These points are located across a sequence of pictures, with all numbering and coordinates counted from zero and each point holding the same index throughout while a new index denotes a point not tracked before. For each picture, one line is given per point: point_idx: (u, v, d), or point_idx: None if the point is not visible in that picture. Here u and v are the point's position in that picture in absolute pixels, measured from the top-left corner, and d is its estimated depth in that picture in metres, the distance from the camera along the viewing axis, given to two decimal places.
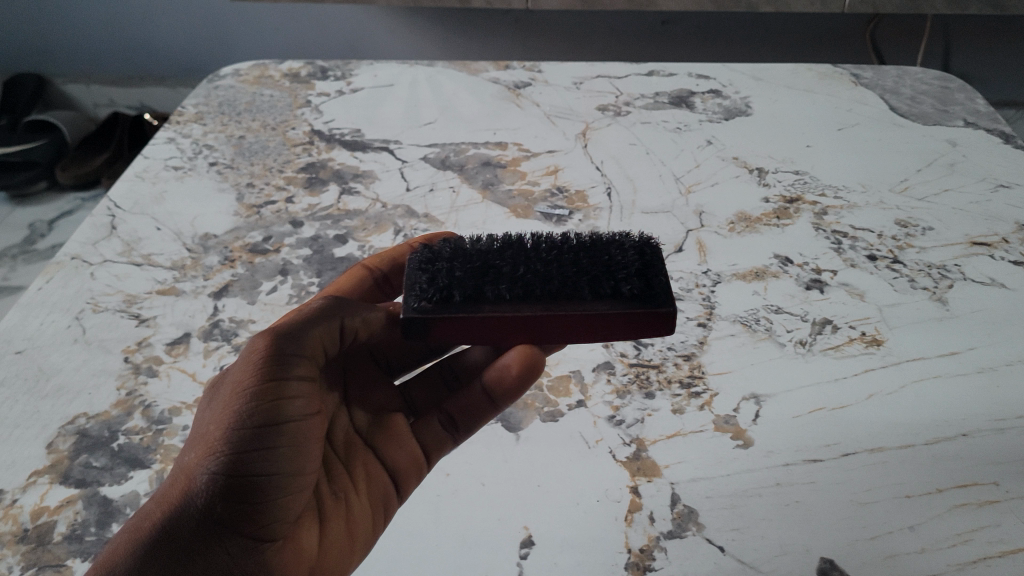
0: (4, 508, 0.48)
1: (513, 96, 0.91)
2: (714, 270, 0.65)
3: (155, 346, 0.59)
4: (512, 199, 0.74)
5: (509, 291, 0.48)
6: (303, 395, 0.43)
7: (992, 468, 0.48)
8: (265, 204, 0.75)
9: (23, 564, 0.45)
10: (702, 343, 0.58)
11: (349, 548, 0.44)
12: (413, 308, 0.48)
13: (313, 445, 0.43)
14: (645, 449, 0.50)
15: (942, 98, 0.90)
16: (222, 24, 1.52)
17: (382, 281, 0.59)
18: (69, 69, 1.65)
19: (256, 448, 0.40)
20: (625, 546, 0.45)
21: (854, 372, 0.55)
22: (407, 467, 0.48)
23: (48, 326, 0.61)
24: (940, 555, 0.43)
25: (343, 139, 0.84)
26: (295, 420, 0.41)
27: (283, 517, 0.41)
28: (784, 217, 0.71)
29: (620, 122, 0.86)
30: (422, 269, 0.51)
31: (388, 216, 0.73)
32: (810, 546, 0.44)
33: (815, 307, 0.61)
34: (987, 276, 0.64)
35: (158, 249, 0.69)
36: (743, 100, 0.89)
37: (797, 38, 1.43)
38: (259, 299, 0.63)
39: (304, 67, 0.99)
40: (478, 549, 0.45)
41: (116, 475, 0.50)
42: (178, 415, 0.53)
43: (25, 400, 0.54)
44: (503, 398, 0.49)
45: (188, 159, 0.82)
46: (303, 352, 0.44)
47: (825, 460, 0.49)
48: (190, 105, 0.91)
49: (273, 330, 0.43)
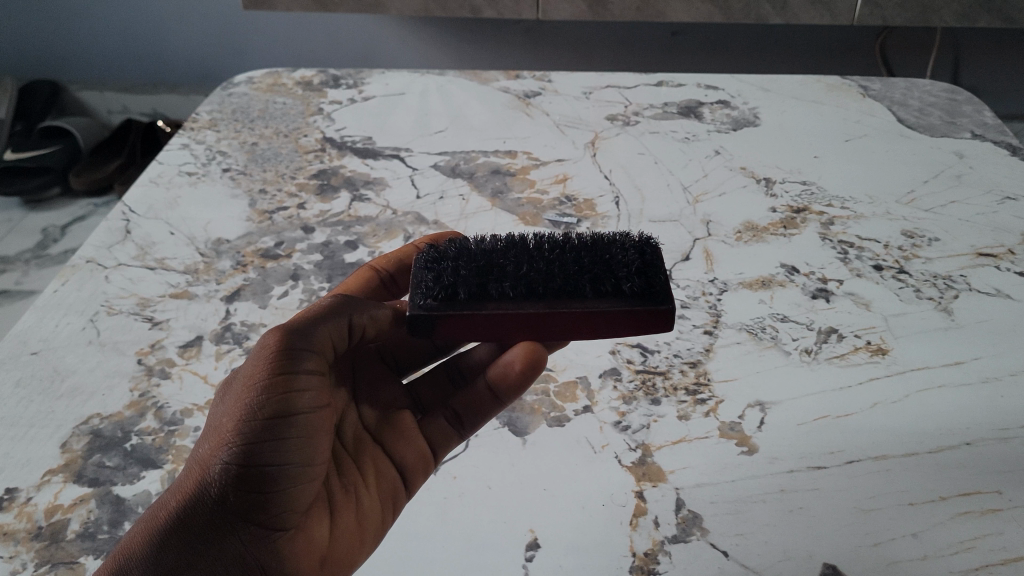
0: (18, 506, 0.49)
1: (523, 105, 0.92)
2: (721, 278, 0.65)
3: (168, 348, 0.60)
4: (521, 207, 0.75)
5: (512, 289, 0.49)
6: (312, 388, 0.43)
7: (995, 477, 0.48)
8: (277, 210, 0.76)
9: (36, 562, 0.46)
10: (708, 350, 0.58)
11: (359, 539, 0.45)
12: (419, 305, 0.49)
13: (323, 438, 0.43)
14: (651, 455, 0.50)
15: (950, 110, 0.90)
16: (234, 32, 1.55)
17: (388, 281, 0.59)
18: (81, 76, 1.67)
19: (267, 439, 0.41)
20: (630, 550, 0.45)
21: (859, 380, 0.55)
22: (415, 463, 0.49)
23: (64, 327, 0.62)
24: (942, 562, 0.44)
25: (354, 146, 0.85)
26: (305, 413, 0.42)
27: (293, 508, 0.41)
28: (790, 227, 0.72)
29: (629, 132, 0.86)
30: (427, 268, 0.52)
31: (398, 222, 0.74)
32: (813, 552, 0.45)
33: (821, 316, 0.61)
34: (992, 287, 0.64)
35: (172, 253, 0.70)
36: (751, 110, 0.90)
37: (806, 50, 1.44)
38: (270, 303, 0.64)
39: (316, 75, 1.01)
40: (484, 551, 0.45)
41: (129, 475, 0.51)
42: (191, 417, 0.54)
43: (40, 400, 0.56)
44: (506, 395, 0.50)
45: (202, 165, 0.83)
46: (312, 348, 0.45)
47: (829, 467, 0.49)
48: (204, 112, 0.93)
49: (284, 327, 0.44)
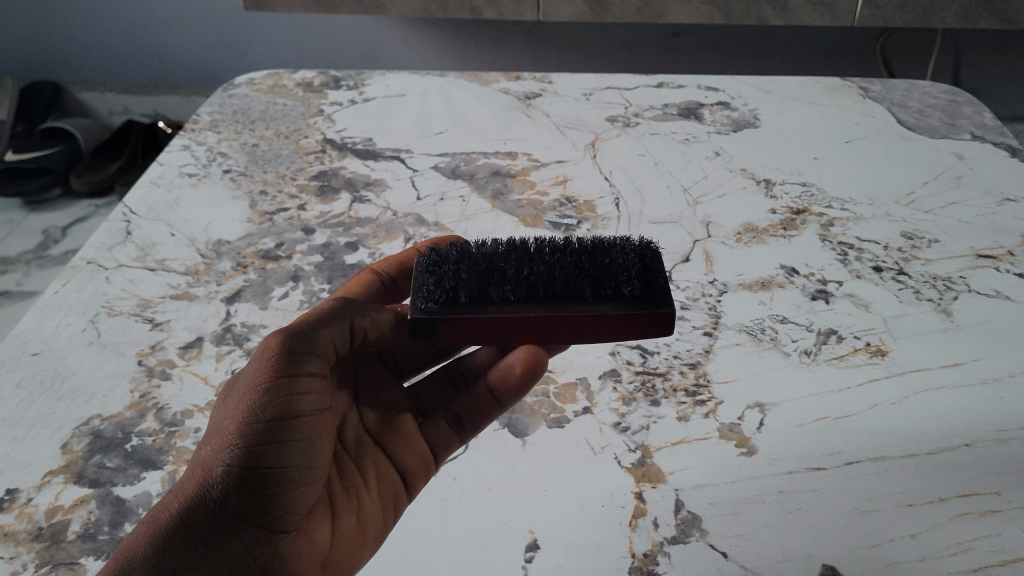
0: (19, 507, 0.49)
1: (523, 107, 0.92)
2: (721, 279, 0.66)
3: (169, 349, 0.60)
4: (521, 209, 0.75)
5: (513, 293, 0.50)
6: (313, 391, 0.44)
7: (994, 478, 0.48)
8: (277, 211, 0.76)
9: (36, 562, 0.46)
10: (707, 351, 0.58)
11: (360, 541, 0.45)
12: (420, 309, 0.49)
13: (324, 441, 0.44)
14: (650, 456, 0.51)
15: (950, 112, 0.90)
16: (235, 33, 1.56)
17: (390, 285, 0.59)
18: (83, 77, 1.68)
19: (269, 441, 0.41)
20: (629, 551, 0.45)
21: (858, 381, 0.55)
22: (415, 465, 0.49)
23: (64, 328, 0.62)
24: (941, 563, 0.44)
25: (355, 148, 0.86)
26: (306, 416, 0.42)
27: (294, 509, 0.42)
28: (790, 228, 0.72)
29: (629, 133, 0.87)
30: (429, 271, 0.52)
31: (399, 223, 0.74)
32: (812, 552, 0.45)
33: (820, 317, 0.61)
34: (991, 288, 0.64)
35: (172, 254, 0.70)
36: (751, 112, 0.90)
37: (807, 51, 1.44)
38: (271, 304, 0.65)
39: (317, 77, 1.01)
40: (484, 552, 0.45)
41: (129, 476, 0.51)
42: (191, 418, 0.54)
43: (41, 401, 0.56)
44: (507, 398, 0.50)
45: (202, 166, 0.83)
46: (313, 351, 0.45)
47: (828, 468, 0.49)
48: (205, 113, 0.93)
49: (285, 329, 0.44)
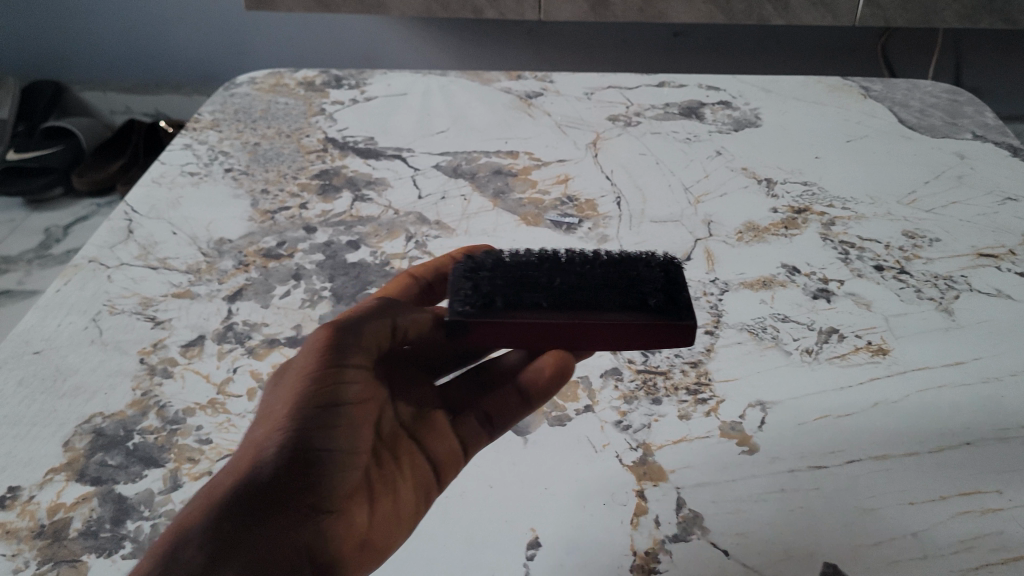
0: (21, 504, 0.49)
1: (524, 106, 0.92)
2: (722, 278, 0.66)
3: (170, 347, 0.60)
4: (523, 207, 0.75)
5: (546, 299, 0.50)
6: (358, 381, 0.46)
7: (994, 477, 0.48)
8: (279, 209, 0.76)
9: (39, 559, 0.46)
10: (708, 350, 0.58)
11: (396, 527, 0.45)
12: (458, 311, 0.48)
13: (366, 429, 0.45)
14: (652, 454, 0.51)
15: (951, 111, 0.90)
16: (236, 33, 1.56)
17: (426, 289, 0.59)
18: (84, 77, 1.68)
19: (319, 425, 0.43)
20: (631, 549, 0.45)
21: (860, 380, 0.55)
22: (446, 458, 0.49)
23: (67, 326, 0.62)
24: (942, 561, 0.44)
25: (356, 147, 0.86)
26: (350, 404, 0.45)
27: (337, 491, 0.43)
28: (792, 227, 0.72)
29: (630, 132, 0.87)
30: (465, 277, 0.52)
31: (400, 222, 0.74)
32: (814, 550, 0.45)
33: (822, 316, 0.61)
34: (992, 288, 0.64)
35: (174, 253, 0.70)
36: (752, 111, 0.90)
37: (808, 51, 1.44)
38: (272, 303, 0.65)
39: (318, 76, 1.01)
40: (486, 550, 0.45)
41: (131, 474, 0.51)
42: (193, 416, 0.55)
43: (42, 399, 0.56)
44: (534, 399, 0.50)
45: (204, 165, 0.83)
46: (358, 344, 0.47)
47: (830, 467, 0.49)
48: (206, 112, 0.93)
49: (334, 322, 0.47)
